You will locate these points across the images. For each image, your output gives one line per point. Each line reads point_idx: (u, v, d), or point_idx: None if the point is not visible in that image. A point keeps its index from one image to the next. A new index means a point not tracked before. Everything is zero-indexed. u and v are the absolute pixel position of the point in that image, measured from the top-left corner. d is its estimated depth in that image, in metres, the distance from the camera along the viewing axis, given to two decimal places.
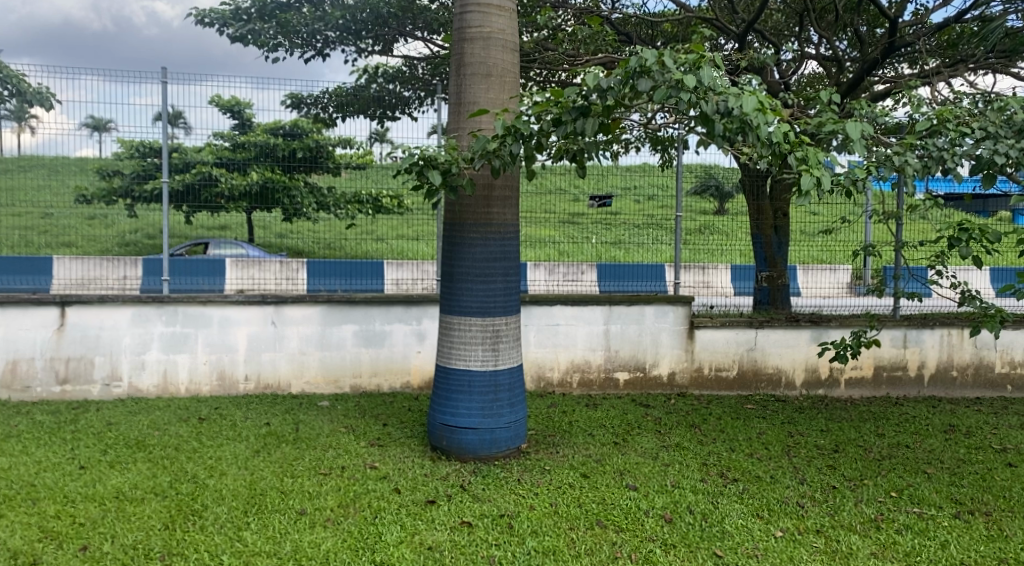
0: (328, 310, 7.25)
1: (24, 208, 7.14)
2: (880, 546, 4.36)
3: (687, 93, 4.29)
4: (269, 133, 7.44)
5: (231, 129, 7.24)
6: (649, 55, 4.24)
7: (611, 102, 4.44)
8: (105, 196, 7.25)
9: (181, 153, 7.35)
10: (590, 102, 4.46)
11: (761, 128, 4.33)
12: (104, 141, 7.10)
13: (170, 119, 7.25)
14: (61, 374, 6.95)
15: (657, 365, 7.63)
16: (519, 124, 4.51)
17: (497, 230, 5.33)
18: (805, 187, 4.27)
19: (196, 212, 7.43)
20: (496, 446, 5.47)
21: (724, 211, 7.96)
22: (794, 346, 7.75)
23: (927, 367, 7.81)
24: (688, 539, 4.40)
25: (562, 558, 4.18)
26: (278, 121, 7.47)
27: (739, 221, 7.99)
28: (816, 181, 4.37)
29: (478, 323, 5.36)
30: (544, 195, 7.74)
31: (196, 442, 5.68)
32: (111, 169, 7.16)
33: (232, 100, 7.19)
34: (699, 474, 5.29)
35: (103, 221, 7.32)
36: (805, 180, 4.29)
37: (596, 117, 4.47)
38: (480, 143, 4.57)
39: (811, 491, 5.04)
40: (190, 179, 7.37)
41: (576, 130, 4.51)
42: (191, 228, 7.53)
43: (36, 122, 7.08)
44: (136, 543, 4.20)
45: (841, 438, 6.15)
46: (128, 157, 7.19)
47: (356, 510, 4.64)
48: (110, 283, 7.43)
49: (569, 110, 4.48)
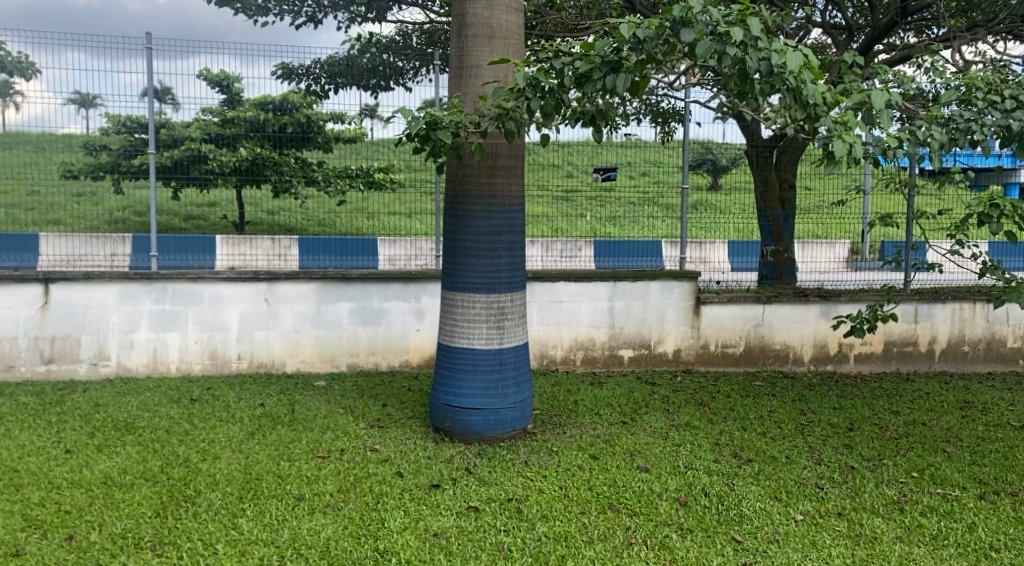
0: (323, 286, 7.00)
1: (8, 184, 6.86)
2: (905, 530, 4.18)
3: (732, 46, 3.95)
4: (259, 108, 7.22)
5: (219, 104, 6.99)
6: (696, 3, 3.95)
7: (644, 55, 4.08)
8: (92, 171, 6.96)
9: (168, 128, 7.09)
10: (621, 56, 4.12)
11: (802, 90, 4.10)
12: (91, 117, 6.87)
13: (157, 94, 6.96)
14: (47, 353, 6.69)
15: (662, 342, 7.43)
16: (540, 77, 4.19)
17: (502, 203, 5.09)
18: (836, 154, 3.95)
19: (184, 188, 7.15)
20: (502, 427, 5.26)
21: (718, 186, 7.71)
22: (802, 321, 7.56)
23: (938, 342, 7.65)
24: (704, 523, 4.22)
25: (575, 544, 3.98)
26: (266, 95, 7.24)
27: (734, 197, 7.77)
28: (849, 147, 4.03)
29: (482, 298, 5.12)
30: (536, 171, 7.31)
31: (188, 424, 5.44)
32: (98, 144, 6.89)
33: (220, 73, 6.93)
34: (712, 454, 5.10)
35: (90, 198, 7.03)
36: (837, 146, 3.98)
37: (628, 74, 4.12)
38: (497, 95, 4.32)
39: (830, 472, 4.86)
40: (178, 155, 7.08)
41: (605, 87, 4.18)
42: (179, 205, 7.24)
43: (19, 98, 6.77)
44: (125, 532, 3.97)
45: (855, 416, 5.97)
46: (114, 132, 6.92)
47: (356, 495, 4.43)
48: (98, 259, 7.23)
49: (598, 65, 4.14)
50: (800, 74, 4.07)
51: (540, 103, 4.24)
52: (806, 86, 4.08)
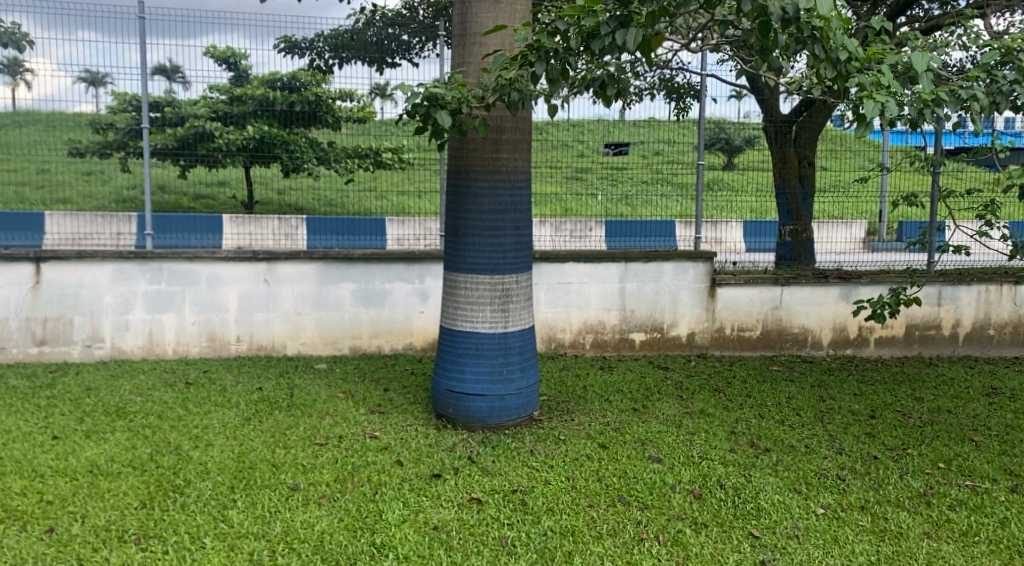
0: (325, 267, 6.77)
1: (17, 162, 6.70)
2: (933, 525, 3.93)
3: None
4: (268, 86, 6.94)
5: (227, 81, 6.80)
6: None
7: (656, 7, 3.58)
8: (98, 149, 6.80)
9: (174, 107, 6.82)
10: (630, 10, 3.63)
11: (832, 39, 3.67)
12: (99, 95, 6.67)
13: (167, 72, 6.73)
14: (39, 335, 6.50)
15: (675, 326, 7.18)
16: (545, 40, 3.81)
17: (507, 177, 4.83)
18: (868, 115, 3.55)
19: (192, 166, 6.99)
20: (507, 414, 5.03)
21: (733, 166, 7.41)
22: (822, 304, 7.28)
23: (963, 325, 7.36)
24: (720, 517, 3.98)
25: (583, 540, 3.75)
26: (275, 71, 6.91)
27: (748, 176, 7.43)
28: (882, 107, 3.64)
29: (486, 280, 4.88)
30: (548, 150, 7.13)
31: (181, 409, 5.25)
32: (104, 122, 6.75)
33: (227, 50, 6.68)
34: (728, 444, 4.85)
35: (99, 176, 6.85)
36: (869, 107, 3.58)
37: (638, 29, 3.59)
38: (498, 64, 3.98)
39: (852, 462, 4.60)
40: (184, 133, 6.89)
41: (615, 45, 3.64)
42: (188, 183, 7.02)
43: (30, 76, 6.58)
44: (109, 524, 3.78)
45: (877, 402, 5.71)
46: (120, 111, 6.73)
47: (354, 484, 4.23)
48: (104, 238, 6.84)
49: (605, 21, 3.63)
50: (830, 23, 3.62)
51: (544, 68, 3.85)
52: (836, 36, 3.62)
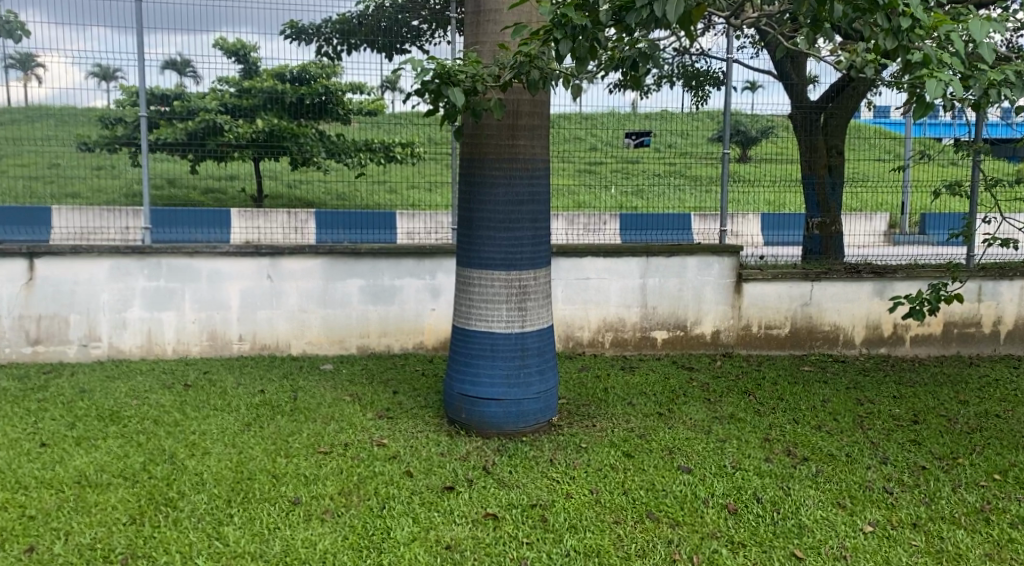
0: (330, 262, 6.45)
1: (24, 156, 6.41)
2: (994, 546, 3.57)
3: None
4: (276, 78, 6.64)
5: (237, 73, 6.43)
6: None
7: None
8: (107, 144, 6.42)
9: (183, 100, 6.48)
10: None
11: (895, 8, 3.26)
12: (110, 90, 6.30)
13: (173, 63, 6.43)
14: (33, 334, 6.23)
15: (699, 323, 6.83)
16: (572, 12, 3.42)
17: (524, 167, 4.49)
18: (932, 94, 3.17)
19: (200, 160, 6.78)
20: (524, 419, 4.71)
21: (747, 158, 6.90)
22: (854, 301, 6.90)
23: (1003, 323, 6.99)
24: (758, 535, 3.64)
25: (608, 561, 3.43)
26: (285, 65, 6.52)
27: (763, 169, 6.93)
28: (946, 86, 3.25)
29: (501, 276, 4.55)
30: (561, 142, 6.76)
31: (178, 413, 4.96)
32: (113, 117, 6.37)
33: (236, 42, 6.35)
34: (763, 452, 4.50)
35: (110, 170, 6.51)
36: (931, 85, 3.21)
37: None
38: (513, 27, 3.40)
39: (898, 473, 4.24)
40: (194, 126, 6.60)
41: (652, 17, 3.22)
42: (197, 178, 6.89)
43: (43, 71, 6.21)
44: (94, 543, 3.48)
45: (920, 406, 5.35)
46: (130, 105, 6.34)
47: (360, 498, 3.90)
48: (111, 235, 6.66)
49: None
50: None
51: (570, 46, 3.48)
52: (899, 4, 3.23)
